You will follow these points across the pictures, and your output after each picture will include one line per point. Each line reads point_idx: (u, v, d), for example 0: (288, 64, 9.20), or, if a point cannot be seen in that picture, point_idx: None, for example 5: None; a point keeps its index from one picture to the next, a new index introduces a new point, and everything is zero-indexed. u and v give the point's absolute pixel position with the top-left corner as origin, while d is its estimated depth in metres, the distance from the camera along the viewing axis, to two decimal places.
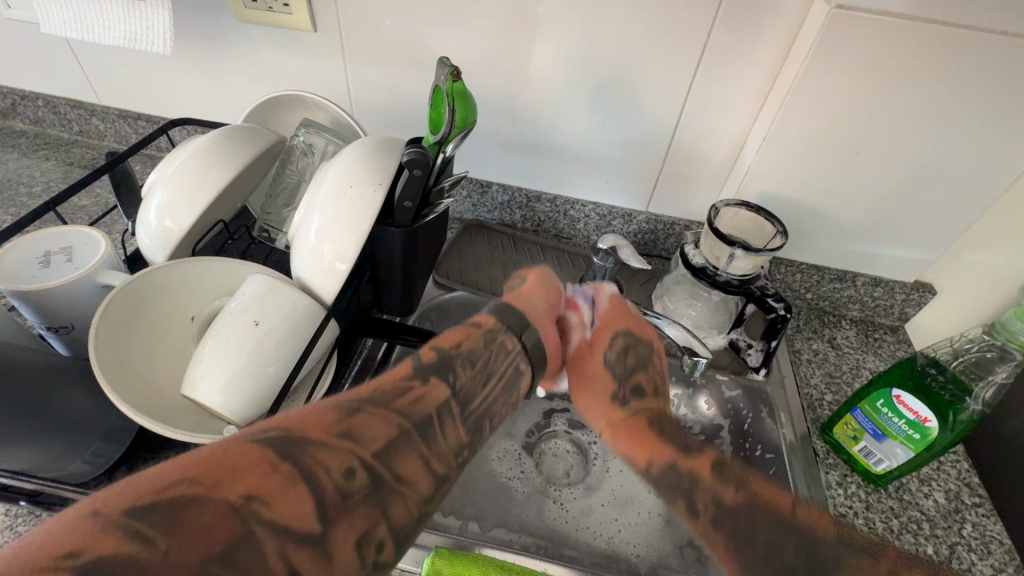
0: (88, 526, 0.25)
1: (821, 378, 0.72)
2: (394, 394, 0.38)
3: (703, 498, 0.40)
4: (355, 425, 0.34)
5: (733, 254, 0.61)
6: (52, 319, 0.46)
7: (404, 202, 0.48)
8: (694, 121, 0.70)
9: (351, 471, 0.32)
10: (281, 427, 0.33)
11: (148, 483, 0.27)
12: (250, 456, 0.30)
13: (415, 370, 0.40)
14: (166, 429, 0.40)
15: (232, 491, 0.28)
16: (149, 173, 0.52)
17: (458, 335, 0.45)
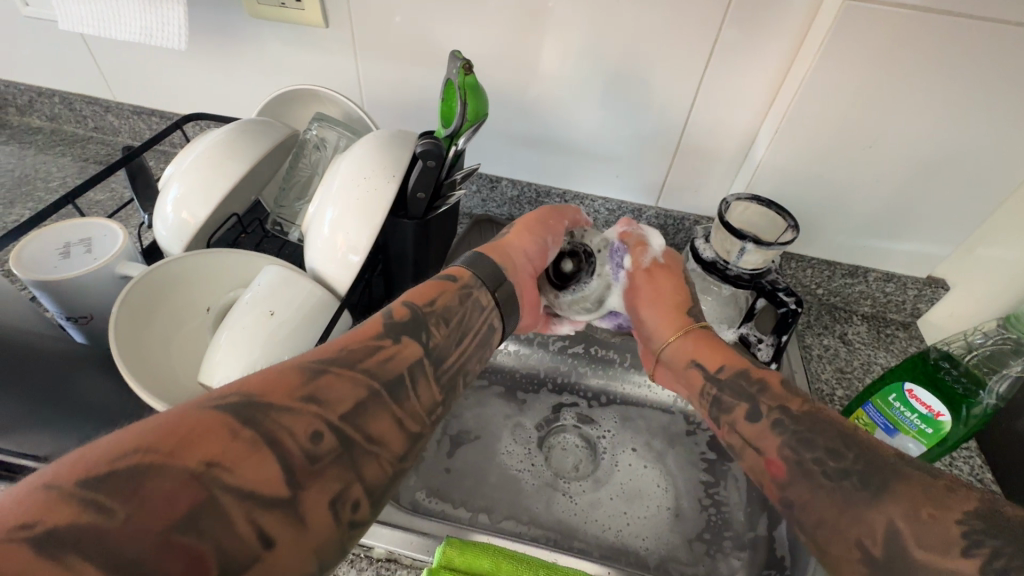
0: (41, 497, 0.22)
1: (832, 373, 0.71)
2: (363, 354, 0.37)
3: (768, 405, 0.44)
4: (319, 390, 0.33)
5: (743, 247, 0.62)
6: (71, 308, 0.47)
7: (417, 194, 0.49)
8: (704, 116, 0.70)
9: (318, 434, 0.31)
10: (239, 393, 0.30)
11: (97, 453, 0.25)
12: (208, 421, 0.28)
13: (386, 328, 0.40)
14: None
15: (190, 458, 0.26)
16: (166, 167, 0.53)
17: (432, 291, 0.45)
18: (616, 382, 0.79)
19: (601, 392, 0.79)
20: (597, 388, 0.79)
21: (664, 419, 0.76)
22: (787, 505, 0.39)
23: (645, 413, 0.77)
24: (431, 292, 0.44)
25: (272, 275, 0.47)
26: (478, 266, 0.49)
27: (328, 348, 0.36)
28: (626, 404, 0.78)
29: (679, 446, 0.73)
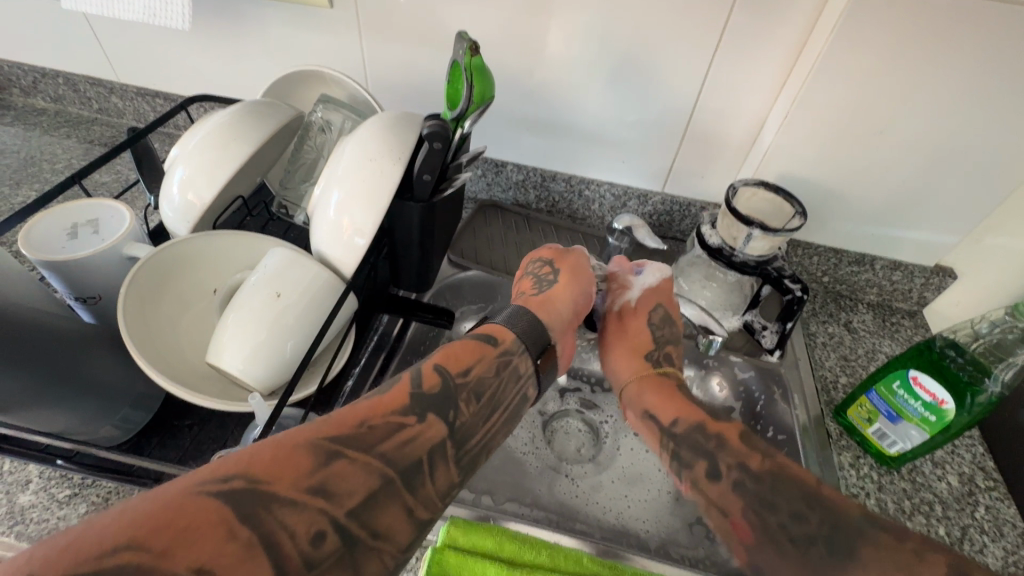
0: None
1: (836, 361, 0.71)
2: (383, 434, 0.37)
3: (726, 462, 0.43)
4: (327, 478, 0.33)
5: (750, 234, 0.60)
6: (80, 289, 0.48)
7: (423, 175, 0.48)
8: (713, 101, 0.69)
9: (321, 534, 0.30)
10: (245, 478, 0.31)
11: (94, 544, 0.25)
12: (206, 514, 0.28)
13: (411, 403, 0.40)
14: (189, 395, 0.41)
15: (182, 560, 0.26)
16: (171, 148, 0.53)
17: (468, 357, 0.45)
18: None
19: (604, 378, 0.79)
20: (600, 373, 0.80)
21: None
22: (774, 487, 0.40)
23: None
24: (466, 359, 0.44)
25: (281, 254, 0.46)
26: (516, 326, 0.50)
27: (343, 424, 0.36)
28: None
29: None
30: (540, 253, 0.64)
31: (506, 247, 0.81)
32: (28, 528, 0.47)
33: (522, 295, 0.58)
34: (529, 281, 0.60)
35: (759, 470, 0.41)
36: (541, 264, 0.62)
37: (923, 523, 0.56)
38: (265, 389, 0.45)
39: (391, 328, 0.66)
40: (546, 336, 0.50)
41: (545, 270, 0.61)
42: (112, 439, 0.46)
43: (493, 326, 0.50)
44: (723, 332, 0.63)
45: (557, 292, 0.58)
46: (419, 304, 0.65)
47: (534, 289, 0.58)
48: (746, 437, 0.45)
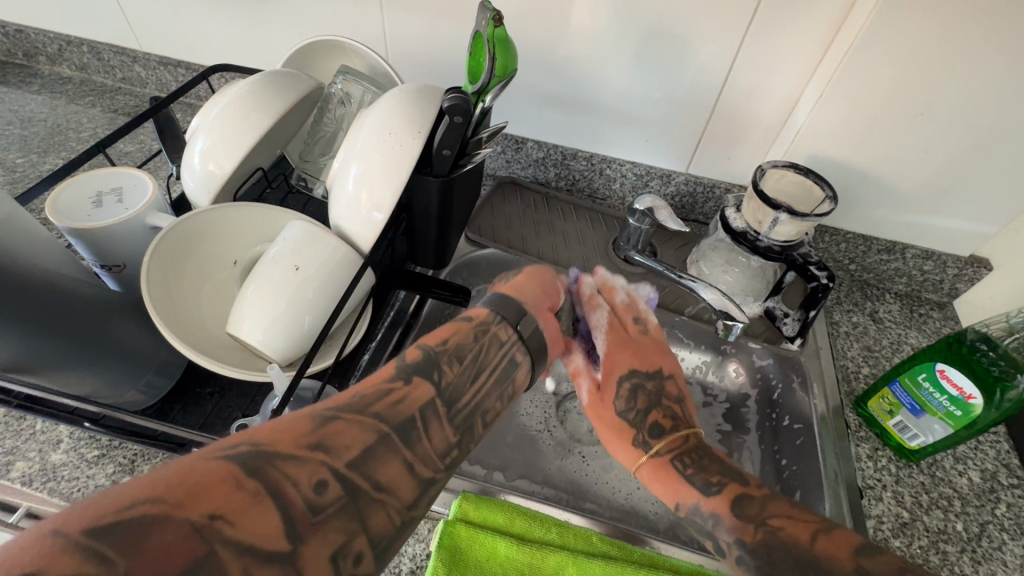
0: (46, 544, 0.24)
1: (859, 351, 0.70)
2: (375, 398, 0.38)
3: (728, 538, 0.44)
4: (326, 436, 0.34)
5: (777, 218, 0.59)
6: (106, 257, 0.49)
7: (442, 150, 0.47)
8: (744, 79, 0.66)
9: (322, 483, 0.32)
10: (251, 441, 0.32)
11: (112, 498, 0.27)
12: (215, 473, 0.30)
13: (399, 370, 0.40)
14: (211, 362, 0.42)
15: (193, 509, 0.28)
16: (193, 118, 0.53)
17: (446, 331, 0.44)
18: None
19: None
20: None
21: None
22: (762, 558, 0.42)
23: None
24: (445, 332, 0.44)
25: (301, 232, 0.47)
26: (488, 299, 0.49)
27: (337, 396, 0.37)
28: None
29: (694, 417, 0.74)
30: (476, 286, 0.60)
31: (524, 226, 0.80)
32: (61, 485, 0.49)
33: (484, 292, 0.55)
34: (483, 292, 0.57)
35: (754, 543, 0.43)
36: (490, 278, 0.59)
37: (940, 517, 0.55)
38: (284, 361, 0.45)
39: (407, 305, 0.67)
40: (521, 304, 0.48)
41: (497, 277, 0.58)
42: (137, 404, 0.47)
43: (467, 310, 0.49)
44: (744, 318, 0.61)
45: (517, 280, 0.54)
46: (435, 281, 0.63)
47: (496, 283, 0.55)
48: (739, 498, 0.46)
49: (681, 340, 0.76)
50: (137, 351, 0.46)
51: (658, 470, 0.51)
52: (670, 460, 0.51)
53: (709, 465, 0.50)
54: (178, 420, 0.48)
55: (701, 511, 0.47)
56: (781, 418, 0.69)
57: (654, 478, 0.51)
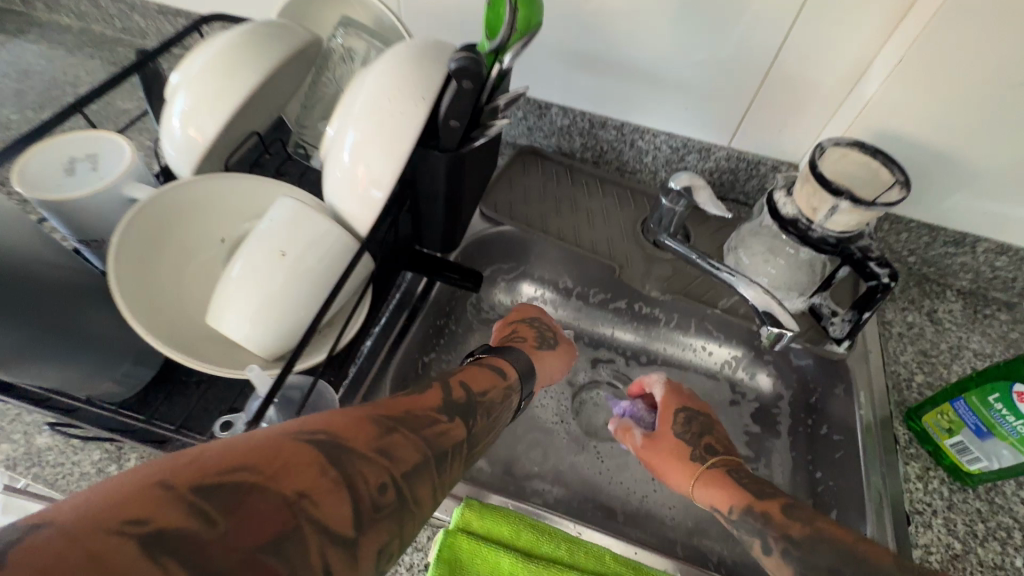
0: (157, 494, 0.25)
1: (912, 356, 0.63)
2: (423, 421, 0.39)
3: (774, 535, 0.46)
4: (389, 444, 0.35)
5: (835, 206, 0.51)
6: (83, 231, 0.44)
7: (449, 121, 0.41)
8: (807, 40, 0.57)
9: (384, 486, 0.33)
10: (327, 431, 0.33)
11: (212, 460, 0.27)
12: (299, 454, 0.31)
13: (444, 403, 0.43)
14: (188, 358, 0.38)
15: (286, 485, 0.28)
16: (172, 72, 0.47)
17: (485, 383, 0.49)
18: (659, 341, 0.73)
19: (641, 351, 0.74)
20: (633, 345, 0.74)
21: (707, 385, 0.71)
22: (801, 548, 0.44)
23: (687, 378, 0.72)
24: (486, 382, 0.49)
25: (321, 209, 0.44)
26: (516, 359, 0.55)
27: (393, 410, 0.39)
28: (667, 365, 0.73)
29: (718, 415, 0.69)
30: (517, 316, 0.67)
31: (544, 202, 0.73)
32: (46, 471, 0.47)
33: (524, 341, 0.62)
34: (517, 333, 0.64)
35: (802, 535, 0.45)
36: (535, 322, 0.66)
37: (997, 551, 0.49)
38: (271, 355, 0.41)
39: (414, 287, 0.62)
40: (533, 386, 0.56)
41: (545, 327, 0.65)
42: (118, 396, 0.44)
43: (495, 360, 0.55)
44: (795, 326, 0.54)
45: (549, 356, 0.63)
46: (445, 262, 0.60)
47: (536, 341, 0.63)
48: (787, 507, 0.47)
49: (710, 333, 0.71)
50: (116, 341, 0.42)
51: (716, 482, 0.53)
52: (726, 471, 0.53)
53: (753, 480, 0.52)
54: (161, 413, 0.45)
55: (749, 515, 0.48)
56: (817, 425, 0.64)
57: (710, 483, 0.53)
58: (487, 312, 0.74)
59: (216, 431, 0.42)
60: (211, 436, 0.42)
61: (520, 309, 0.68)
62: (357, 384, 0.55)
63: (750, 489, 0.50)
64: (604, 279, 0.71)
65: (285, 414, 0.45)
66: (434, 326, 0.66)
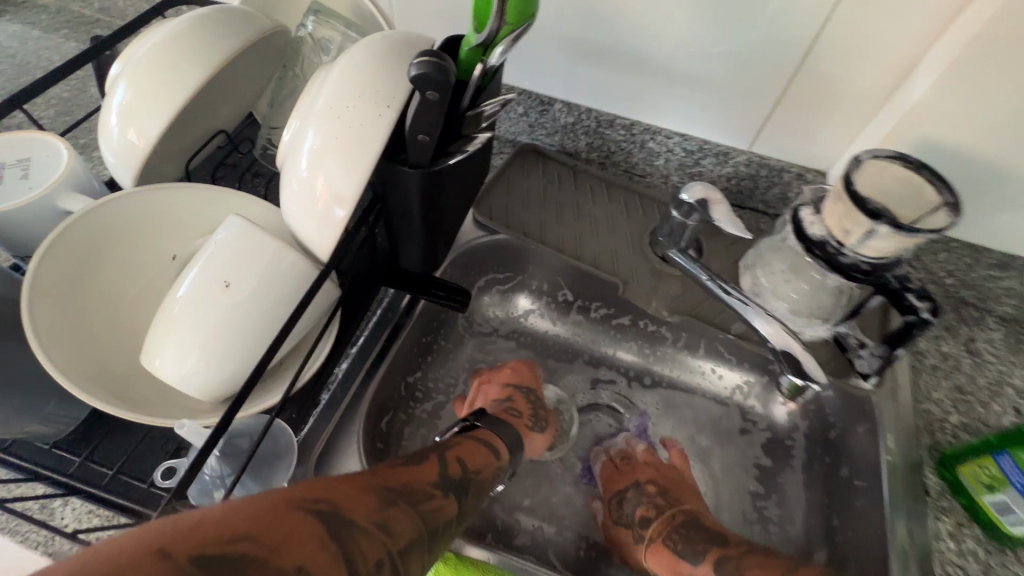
0: (155, 565, 0.24)
1: (948, 393, 0.55)
2: (421, 495, 0.39)
3: None
4: (388, 519, 0.35)
5: (872, 230, 0.44)
6: (18, 247, 0.41)
7: (416, 136, 0.34)
8: (848, 32, 0.50)
9: (381, 563, 0.32)
10: (328, 501, 0.32)
11: (213, 530, 0.27)
12: (301, 526, 0.30)
13: (440, 479, 0.42)
14: (109, 403, 0.34)
15: (286, 560, 0.28)
16: (115, 62, 0.41)
17: (479, 459, 0.47)
18: (664, 363, 0.67)
19: (645, 372, 0.67)
20: (635, 364, 0.68)
21: (716, 412, 0.65)
22: None
23: (694, 402, 0.66)
24: (481, 459, 0.47)
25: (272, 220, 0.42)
26: (507, 435, 0.52)
27: (392, 480, 0.39)
28: (673, 388, 0.67)
29: (727, 445, 0.64)
30: (510, 377, 0.62)
31: (544, 208, 0.67)
32: None
33: (518, 417, 0.58)
34: (510, 402, 0.59)
35: None
36: (528, 392, 0.61)
37: None
38: (212, 396, 0.37)
39: (396, 302, 0.57)
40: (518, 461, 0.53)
41: (540, 405, 0.61)
42: (54, 434, 0.40)
43: (486, 436, 0.52)
44: (824, 382, 0.50)
45: (537, 439, 0.59)
46: (432, 279, 0.54)
47: (530, 420, 0.59)
48: (718, 560, 0.50)
49: (721, 355, 0.65)
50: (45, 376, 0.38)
51: (660, 559, 0.53)
52: (663, 543, 0.54)
53: (694, 534, 0.53)
54: (103, 450, 0.41)
55: None
56: (836, 464, 0.58)
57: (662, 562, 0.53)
58: (479, 326, 0.68)
59: (158, 479, 0.38)
60: (152, 482, 0.38)
61: (516, 369, 0.64)
62: (330, 411, 0.50)
63: (685, 554, 0.52)
64: (605, 294, 0.65)
65: (233, 466, 0.42)
66: (421, 343, 0.60)
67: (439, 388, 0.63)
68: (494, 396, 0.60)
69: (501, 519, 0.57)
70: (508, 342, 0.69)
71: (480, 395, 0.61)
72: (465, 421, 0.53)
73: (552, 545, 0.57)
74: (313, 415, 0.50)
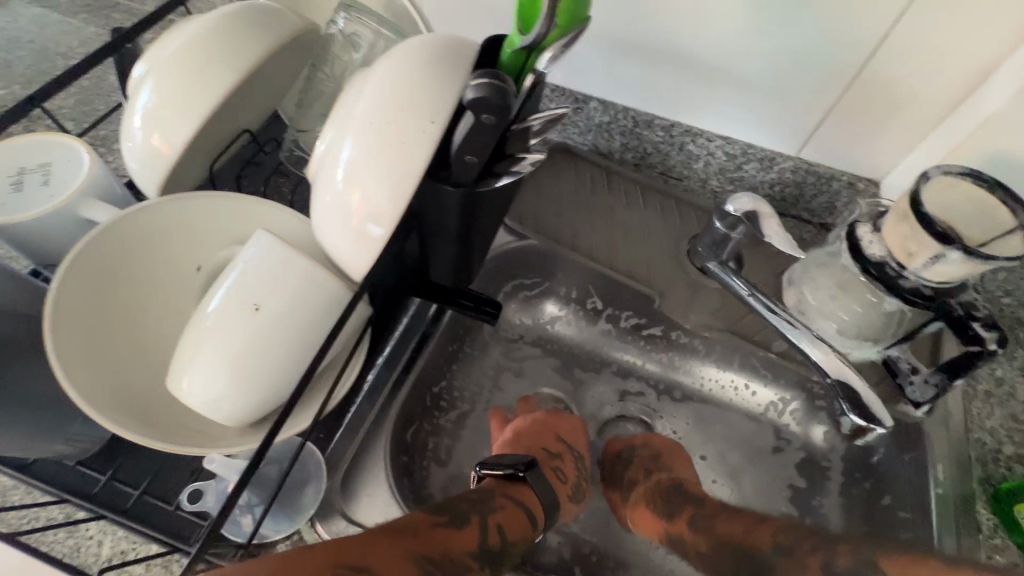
0: None
1: (1001, 421, 0.50)
2: (454, 568, 0.38)
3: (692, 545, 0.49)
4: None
5: (942, 253, 0.41)
6: (42, 256, 0.41)
7: (464, 157, 0.32)
8: (920, 34, 0.45)
9: None
10: (366, 571, 0.32)
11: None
12: None
13: (478, 547, 0.41)
14: (137, 432, 0.34)
15: None
16: (138, 61, 0.39)
17: (517, 526, 0.45)
18: (696, 377, 0.64)
19: (675, 385, 0.65)
20: (663, 376, 0.65)
21: (750, 429, 0.62)
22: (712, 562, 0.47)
23: (727, 418, 0.63)
24: (518, 528, 0.45)
25: (301, 234, 0.41)
26: (544, 494, 0.49)
27: (433, 545, 0.38)
28: (704, 403, 0.64)
29: (759, 464, 0.61)
30: (568, 433, 0.59)
31: (576, 212, 0.64)
32: (9, 515, 0.42)
33: (563, 481, 0.55)
34: (559, 459, 0.56)
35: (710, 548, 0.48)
36: (578, 457, 0.58)
37: None
38: (238, 419, 0.35)
39: (423, 312, 0.55)
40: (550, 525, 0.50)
41: (585, 476, 0.58)
42: (79, 452, 0.40)
43: (526, 497, 0.49)
44: (887, 423, 0.47)
45: (571, 510, 0.56)
46: (459, 290, 0.53)
47: (571, 488, 0.56)
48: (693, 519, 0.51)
49: (756, 370, 0.62)
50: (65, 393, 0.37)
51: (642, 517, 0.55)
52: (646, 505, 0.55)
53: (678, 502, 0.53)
54: (126, 468, 0.41)
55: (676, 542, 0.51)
56: (876, 490, 0.56)
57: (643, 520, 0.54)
58: (505, 332, 0.66)
59: (183, 503, 0.38)
60: (178, 505, 0.39)
61: (574, 426, 0.60)
62: (356, 425, 0.49)
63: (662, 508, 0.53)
64: (637, 305, 0.63)
65: (262, 494, 0.42)
66: (446, 352, 0.58)
67: (464, 397, 0.61)
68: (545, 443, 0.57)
69: None
70: (534, 349, 0.66)
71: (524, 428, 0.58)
72: (512, 468, 0.50)
73: (579, 562, 0.55)
74: (339, 429, 0.48)
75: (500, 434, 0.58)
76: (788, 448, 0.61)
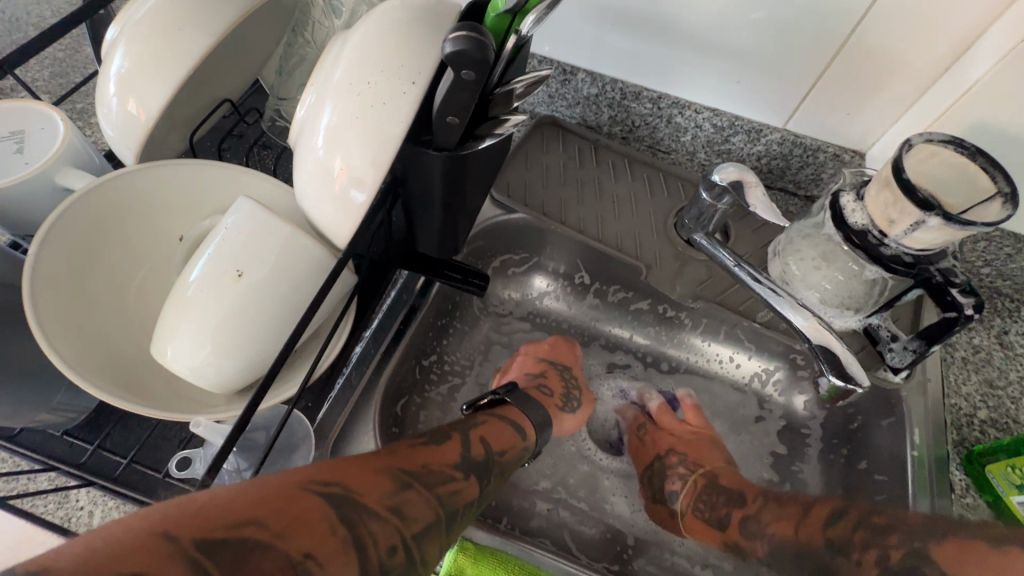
0: (160, 547, 0.25)
1: (976, 387, 0.52)
2: (440, 479, 0.39)
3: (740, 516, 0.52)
4: (403, 502, 0.35)
5: (923, 220, 0.41)
6: (19, 226, 0.41)
7: (446, 118, 0.32)
8: (906, 2, 0.45)
9: (394, 548, 0.32)
10: (342, 484, 0.33)
11: (221, 508, 0.27)
12: (309, 507, 0.30)
13: (461, 461, 0.42)
14: (122, 398, 0.34)
15: (293, 544, 0.28)
16: (111, 23, 0.38)
17: (503, 442, 0.47)
18: (682, 349, 0.65)
19: (662, 358, 0.66)
20: (650, 349, 0.66)
21: (733, 398, 0.64)
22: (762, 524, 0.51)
23: (712, 388, 0.65)
24: (505, 441, 0.47)
25: (283, 203, 0.41)
26: (535, 414, 0.53)
27: (412, 460, 0.39)
28: (689, 374, 0.65)
29: (742, 433, 0.63)
30: (547, 352, 0.63)
31: (564, 185, 0.64)
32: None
33: (549, 394, 0.58)
34: (543, 378, 0.60)
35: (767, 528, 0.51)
36: (563, 369, 0.61)
37: None
38: (224, 387, 0.36)
39: (411, 284, 0.55)
40: (543, 437, 0.53)
41: (572, 383, 0.61)
42: (66, 422, 0.41)
43: (509, 413, 0.52)
44: (865, 384, 0.46)
45: (567, 418, 0.60)
46: (445, 261, 0.53)
47: (561, 399, 0.59)
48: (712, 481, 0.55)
49: (740, 342, 0.62)
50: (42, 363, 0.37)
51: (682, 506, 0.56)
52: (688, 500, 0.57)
53: (717, 500, 0.56)
54: (114, 439, 0.41)
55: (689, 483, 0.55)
56: (854, 455, 0.57)
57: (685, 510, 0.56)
58: (495, 307, 0.66)
59: (172, 470, 0.38)
60: (166, 472, 0.40)
61: (554, 345, 0.64)
62: (346, 396, 0.49)
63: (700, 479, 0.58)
64: (625, 278, 0.63)
65: (250, 458, 0.43)
66: (435, 326, 0.58)
67: (455, 370, 0.61)
68: (528, 368, 0.61)
69: (514, 501, 0.57)
70: (523, 323, 0.67)
71: (518, 368, 0.62)
72: (494, 394, 0.53)
73: (566, 524, 0.56)
74: (329, 400, 0.49)
75: (498, 377, 0.62)
76: (769, 416, 0.63)
